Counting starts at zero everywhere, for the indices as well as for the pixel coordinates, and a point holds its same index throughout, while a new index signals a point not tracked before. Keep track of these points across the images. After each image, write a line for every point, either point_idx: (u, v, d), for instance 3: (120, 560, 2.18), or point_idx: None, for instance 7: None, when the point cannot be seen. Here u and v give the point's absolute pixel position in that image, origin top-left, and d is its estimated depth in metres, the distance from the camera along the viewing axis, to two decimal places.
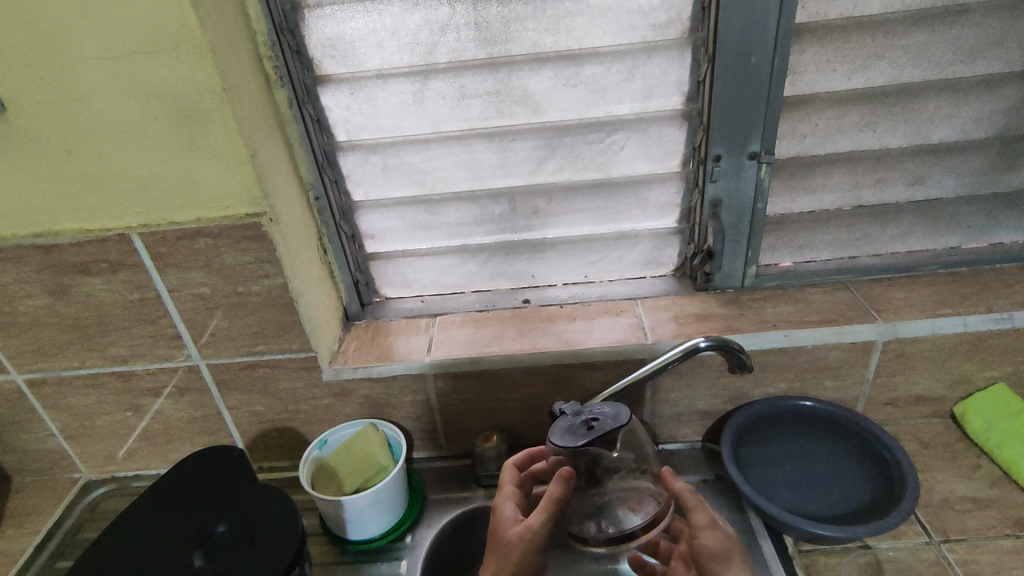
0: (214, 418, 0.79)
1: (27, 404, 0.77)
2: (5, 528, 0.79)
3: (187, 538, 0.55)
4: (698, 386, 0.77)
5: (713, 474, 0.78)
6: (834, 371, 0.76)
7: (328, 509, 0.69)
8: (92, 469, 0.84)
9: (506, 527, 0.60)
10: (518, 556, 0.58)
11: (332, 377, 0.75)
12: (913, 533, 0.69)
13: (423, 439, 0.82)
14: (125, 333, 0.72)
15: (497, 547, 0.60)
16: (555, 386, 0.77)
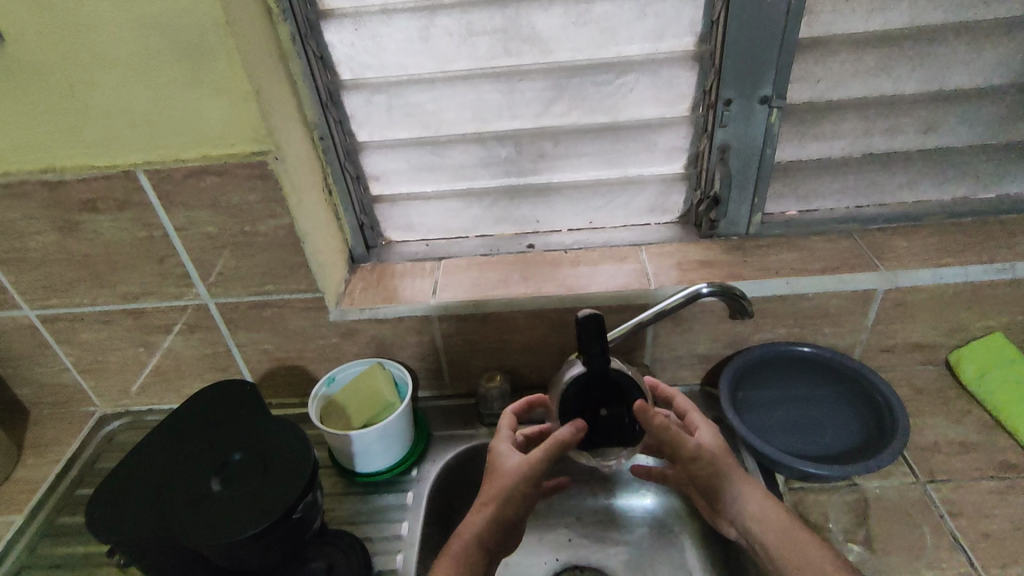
0: (223, 355, 0.81)
1: (41, 340, 0.79)
2: (26, 456, 0.82)
3: (188, 472, 0.51)
4: (698, 331, 0.78)
5: (710, 415, 0.81)
6: (833, 318, 0.77)
7: (338, 443, 0.71)
8: (108, 402, 0.87)
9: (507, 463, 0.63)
10: (516, 488, 0.60)
11: (339, 318, 0.77)
12: (901, 472, 0.71)
13: (427, 379, 0.84)
14: (134, 270, 0.72)
15: (494, 484, 0.61)
16: (557, 330, 0.78)
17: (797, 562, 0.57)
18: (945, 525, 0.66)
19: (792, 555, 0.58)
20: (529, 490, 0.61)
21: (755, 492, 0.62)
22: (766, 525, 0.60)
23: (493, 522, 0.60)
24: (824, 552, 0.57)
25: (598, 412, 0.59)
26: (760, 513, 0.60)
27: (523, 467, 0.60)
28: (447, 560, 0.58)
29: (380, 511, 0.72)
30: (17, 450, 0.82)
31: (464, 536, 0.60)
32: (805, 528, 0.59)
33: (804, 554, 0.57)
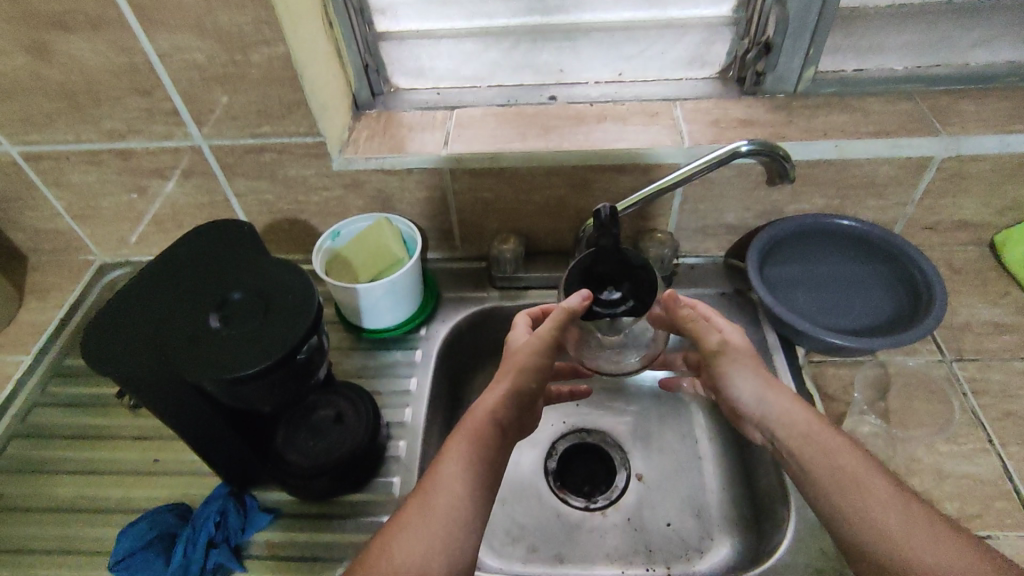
0: (222, 205, 0.76)
1: (28, 180, 0.74)
2: (28, 300, 0.81)
3: (184, 312, 0.48)
4: (730, 198, 0.72)
5: (732, 288, 0.77)
6: (879, 189, 0.71)
7: (344, 297, 0.68)
8: (107, 251, 0.84)
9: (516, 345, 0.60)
10: (528, 363, 0.56)
11: (342, 167, 0.71)
12: (928, 351, 0.69)
13: (437, 240, 0.80)
14: (117, 104, 0.66)
15: (504, 363, 0.58)
16: (578, 190, 0.73)
17: (823, 461, 0.51)
18: (968, 403, 0.64)
19: (817, 453, 0.52)
20: (536, 368, 0.57)
21: (783, 396, 0.56)
22: (793, 423, 0.54)
23: (512, 397, 0.55)
24: (854, 450, 0.52)
25: (599, 292, 0.53)
26: (785, 413, 0.55)
27: (535, 339, 0.57)
28: (461, 436, 0.53)
29: (388, 367, 0.71)
30: (18, 294, 0.80)
31: (477, 413, 0.54)
32: (834, 429, 0.54)
33: (833, 453, 0.52)
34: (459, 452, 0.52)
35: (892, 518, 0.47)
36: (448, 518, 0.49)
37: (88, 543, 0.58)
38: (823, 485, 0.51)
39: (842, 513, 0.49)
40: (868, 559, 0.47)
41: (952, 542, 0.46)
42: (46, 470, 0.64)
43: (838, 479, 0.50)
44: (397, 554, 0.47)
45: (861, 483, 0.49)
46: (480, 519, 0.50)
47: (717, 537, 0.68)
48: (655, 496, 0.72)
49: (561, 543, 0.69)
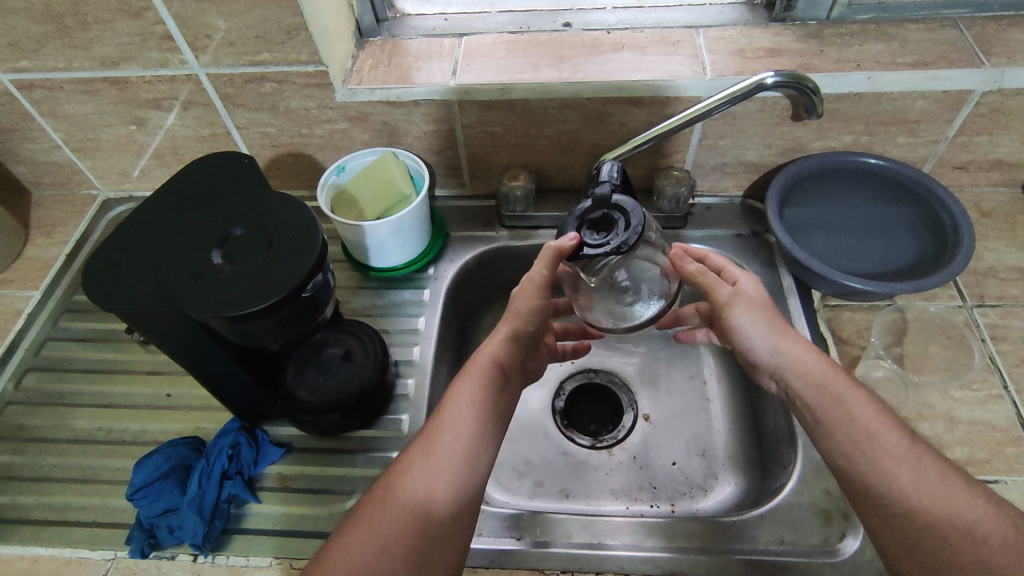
0: (224, 138, 0.74)
1: (23, 111, 0.72)
2: (34, 235, 0.80)
3: (185, 247, 0.47)
4: (752, 134, 0.69)
5: (748, 229, 0.75)
6: (912, 126, 0.67)
7: (351, 235, 0.67)
8: (110, 185, 0.83)
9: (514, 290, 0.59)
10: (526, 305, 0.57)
11: (347, 99, 0.68)
12: (948, 296, 0.67)
13: (445, 176, 0.77)
14: (109, 29, 0.62)
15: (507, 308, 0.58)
16: (592, 125, 0.69)
17: (834, 411, 0.51)
18: (986, 349, 0.63)
19: (830, 403, 0.51)
20: (532, 310, 0.57)
21: (798, 346, 0.54)
22: (804, 372, 0.53)
23: (511, 341, 0.56)
24: (868, 400, 0.51)
25: (587, 233, 0.52)
26: (798, 362, 0.54)
27: (528, 282, 0.57)
28: (465, 378, 0.53)
29: (396, 306, 0.71)
30: (23, 228, 0.79)
31: (482, 357, 0.55)
32: (849, 378, 0.53)
33: (847, 402, 0.51)
34: (465, 392, 0.52)
35: (903, 471, 0.47)
36: (453, 455, 0.49)
37: (108, 473, 0.60)
38: (837, 438, 0.50)
39: (852, 466, 0.49)
40: (877, 512, 0.47)
41: (961, 495, 0.46)
42: (62, 401, 0.65)
43: (851, 430, 0.49)
44: (401, 490, 0.48)
45: (874, 436, 0.49)
46: (485, 456, 0.51)
47: (721, 476, 0.68)
48: (661, 435, 0.72)
49: (567, 479, 0.70)
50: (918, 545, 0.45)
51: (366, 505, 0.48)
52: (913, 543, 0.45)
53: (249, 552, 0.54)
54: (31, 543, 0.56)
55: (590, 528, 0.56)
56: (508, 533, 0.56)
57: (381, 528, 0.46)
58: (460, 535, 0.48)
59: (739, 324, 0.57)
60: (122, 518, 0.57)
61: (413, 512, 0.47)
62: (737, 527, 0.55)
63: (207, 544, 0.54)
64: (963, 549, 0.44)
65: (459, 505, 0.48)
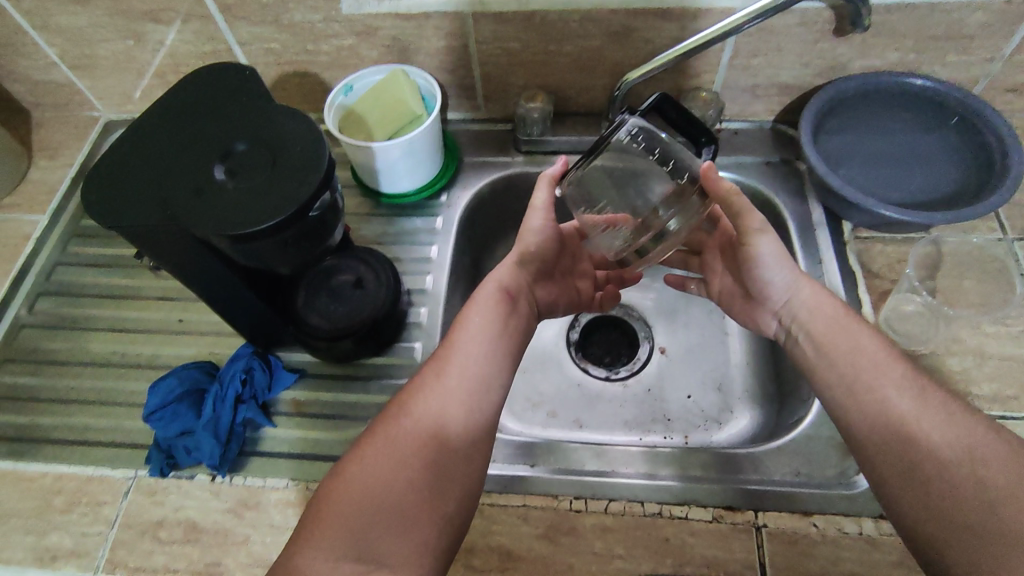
0: (225, 54, 0.70)
1: (15, 23, 0.68)
2: (37, 158, 0.78)
3: (185, 164, 0.44)
4: (789, 51, 0.64)
5: (778, 157, 0.71)
6: (965, 42, 0.62)
7: (360, 158, 0.64)
8: (111, 107, 0.80)
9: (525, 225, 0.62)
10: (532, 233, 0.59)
11: (354, 11, 0.63)
12: (987, 229, 0.64)
13: (458, 98, 0.74)
14: None
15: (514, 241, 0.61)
16: (616, 41, 0.64)
17: (844, 340, 0.51)
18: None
19: (842, 338, 0.51)
20: (540, 239, 0.60)
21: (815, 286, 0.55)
22: (816, 306, 0.54)
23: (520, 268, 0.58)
24: (874, 335, 0.51)
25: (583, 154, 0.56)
26: (809, 296, 0.54)
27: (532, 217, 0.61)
28: (475, 303, 0.54)
29: (407, 234, 0.69)
30: (26, 151, 0.77)
31: (489, 284, 0.56)
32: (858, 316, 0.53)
33: (854, 335, 0.51)
34: (476, 315, 0.53)
35: (903, 396, 0.47)
36: (463, 372, 0.50)
37: (124, 396, 0.60)
38: (842, 370, 0.50)
39: (845, 405, 0.49)
40: (872, 439, 0.46)
41: (962, 421, 0.44)
42: (75, 326, 0.65)
43: (856, 362, 0.49)
44: (414, 410, 0.48)
45: (879, 365, 0.49)
46: (497, 374, 0.51)
47: (737, 410, 0.68)
48: (676, 368, 0.72)
49: (580, 409, 0.70)
50: (913, 471, 0.44)
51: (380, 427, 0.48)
52: (909, 468, 0.44)
53: (265, 474, 0.55)
54: (53, 462, 0.57)
55: (604, 457, 0.56)
56: (522, 460, 0.56)
57: (397, 446, 0.46)
58: (477, 450, 0.48)
59: (761, 254, 0.55)
60: (140, 440, 0.58)
61: (428, 429, 0.47)
62: (752, 459, 0.55)
63: (224, 465, 0.54)
64: (961, 470, 0.42)
65: (473, 422, 0.48)
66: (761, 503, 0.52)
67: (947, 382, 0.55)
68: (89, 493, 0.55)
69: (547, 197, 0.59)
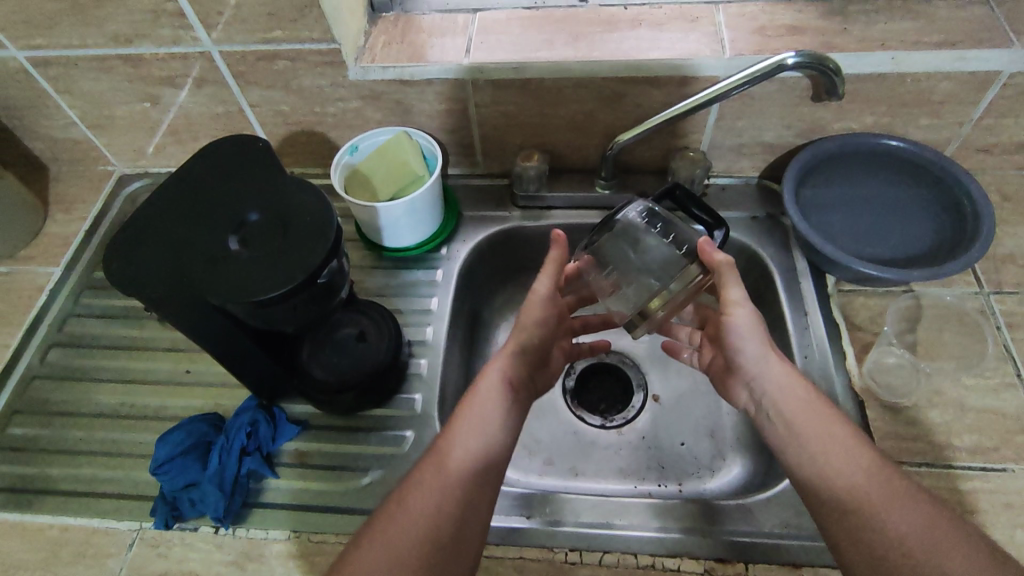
0: (237, 115, 0.74)
1: (39, 87, 0.72)
2: (53, 211, 0.81)
3: (204, 234, 0.47)
4: (772, 115, 0.67)
5: (764, 211, 0.74)
6: (935, 108, 0.65)
7: (364, 215, 0.67)
8: (126, 162, 0.83)
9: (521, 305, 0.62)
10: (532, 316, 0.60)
11: (360, 77, 0.67)
12: (965, 282, 0.67)
13: (458, 155, 0.77)
14: (121, 6, 0.62)
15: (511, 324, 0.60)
16: (607, 105, 0.68)
17: (817, 425, 0.52)
18: (1000, 337, 0.62)
19: (814, 426, 0.52)
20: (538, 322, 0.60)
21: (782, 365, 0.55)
22: (786, 389, 0.54)
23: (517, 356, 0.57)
24: (843, 421, 0.52)
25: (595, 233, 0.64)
26: (779, 376, 0.55)
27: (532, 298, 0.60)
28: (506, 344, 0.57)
29: (409, 286, 0.71)
30: (43, 204, 0.80)
31: (491, 376, 0.55)
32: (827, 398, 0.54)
33: (825, 424, 0.52)
34: (494, 372, 0.56)
35: (872, 486, 0.48)
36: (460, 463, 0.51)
37: (131, 447, 0.62)
38: (813, 456, 0.51)
39: (815, 486, 0.50)
40: (841, 523, 0.48)
41: (928, 515, 0.46)
42: (85, 377, 0.67)
43: (826, 445, 0.51)
44: (410, 502, 0.49)
45: (849, 450, 0.50)
46: (504, 439, 0.53)
47: (729, 458, 0.69)
48: (669, 416, 0.73)
49: (575, 457, 0.71)
50: (880, 559, 0.45)
51: (380, 516, 0.49)
52: (876, 555, 0.45)
53: (267, 525, 0.56)
54: (60, 513, 0.58)
55: (601, 508, 0.57)
56: (518, 511, 0.57)
57: (395, 537, 0.47)
58: (479, 508, 0.49)
59: (733, 327, 0.56)
60: (145, 491, 0.59)
61: (424, 521, 0.48)
62: (743, 509, 0.56)
63: (228, 517, 0.56)
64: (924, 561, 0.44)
65: (468, 514, 0.49)
66: (750, 555, 0.53)
67: (929, 433, 0.57)
68: (95, 545, 0.56)
69: (548, 283, 0.59)
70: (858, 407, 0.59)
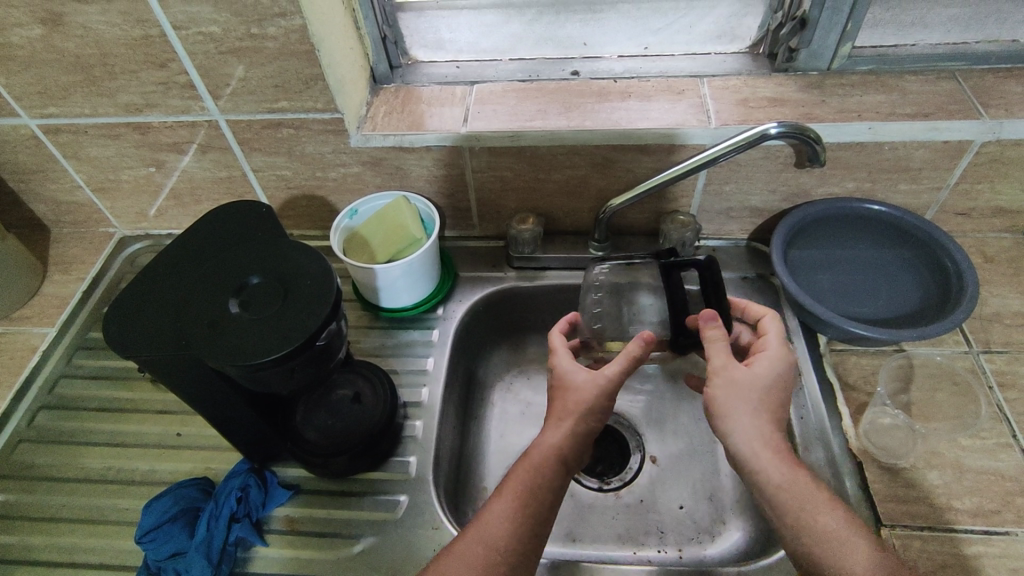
0: (239, 180, 0.76)
1: (48, 153, 0.74)
2: (52, 272, 0.81)
3: (203, 297, 0.48)
4: (758, 180, 0.70)
5: (753, 272, 0.76)
6: (913, 174, 0.68)
7: (362, 277, 0.68)
8: (127, 225, 0.85)
9: (574, 381, 0.57)
10: (595, 401, 0.55)
11: (361, 144, 0.70)
12: (954, 342, 0.68)
13: (455, 218, 0.79)
14: (134, 78, 0.64)
15: (563, 403, 0.56)
16: (600, 170, 0.71)
17: (803, 511, 0.50)
18: (993, 396, 0.63)
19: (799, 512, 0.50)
20: (596, 407, 0.55)
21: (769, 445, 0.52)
22: (760, 469, 0.51)
23: (576, 438, 0.55)
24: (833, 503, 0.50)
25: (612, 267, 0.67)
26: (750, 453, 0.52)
27: (597, 382, 0.56)
28: (569, 408, 0.56)
29: (405, 346, 0.72)
30: (42, 266, 0.81)
31: (551, 446, 0.54)
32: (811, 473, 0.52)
33: (818, 510, 0.50)
34: (552, 441, 0.54)
35: None
36: (504, 536, 0.50)
37: (117, 513, 0.60)
38: (802, 538, 0.49)
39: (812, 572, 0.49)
40: None
41: None
42: (73, 441, 0.66)
43: (817, 532, 0.49)
44: (454, 571, 0.48)
45: (844, 539, 0.48)
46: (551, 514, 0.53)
47: (729, 521, 0.68)
48: (667, 478, 0.72)
49: (573, 522, 0.69)
50: None
51: None
52: None
53: None
54: None
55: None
56: None
57: None
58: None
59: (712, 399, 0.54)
60: (129, 561, 0.57)
61: None
62: None
63: None
64: None
65: None
66: None
67: (930, 496, 0.56)
68: None
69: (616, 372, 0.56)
70: (855, 468, 0.59)
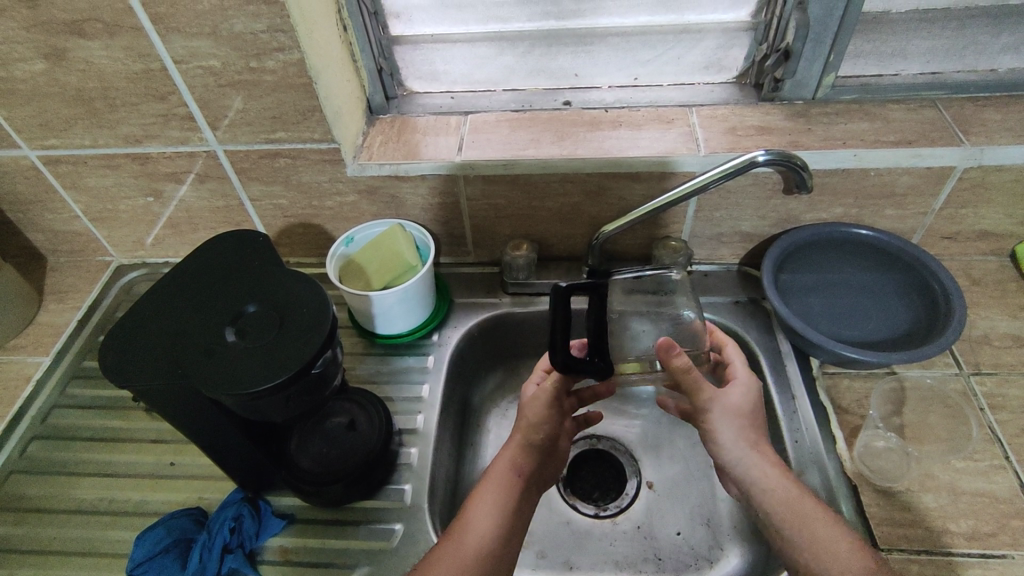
0: (236, 209, 0.77)
1: (47, 183, 0.75)
2: (47, 301, 0.81)
3: (200, 326, 0.49)
4: (748, 206, 0.71)
5: (745, 296, 0.77)
6: (898, 199, 0.70)
7: (358, 304, 0.69)
8: (124, 253, 0.85)
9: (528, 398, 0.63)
10: (541, 410, 0.60)
11: (357, 173, 0.71)
12: (944, 363, 0.68)
13: (450, 245, 0.80)
14: (134, 110, 0.66)
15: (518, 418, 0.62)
16: (592, 198, 0.72)
17: (801, 528, 0.52)
18: (985, 418, 0.63)
19: (791, 519, 0.52)
20: (545, 418, 0.60)
21: (761, 460, 0.56)
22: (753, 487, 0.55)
23: (530, 449, 0.59)
24: (829, 518, 0.52)
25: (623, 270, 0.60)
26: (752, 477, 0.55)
27: (540, 394, 0.61)
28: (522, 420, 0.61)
29: (400, 373, 0.72)
30: (37, 295, 0.81)
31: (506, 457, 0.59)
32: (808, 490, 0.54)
33: (809, 525, 0.52)
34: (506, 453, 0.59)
35: None
36: (476, 543, 0.52)
37: (107, 545, 0.60)
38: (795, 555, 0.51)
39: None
40: None
41: None
42: (64, 472, 0.65)
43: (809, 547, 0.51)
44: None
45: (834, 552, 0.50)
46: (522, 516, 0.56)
47: (727, 547, 0.67)
48: (664, 504, 0.72)
49: (570, 550, 0.69)
50: None
51: None
52: None
53: None
54: None
55: None
56: None
57: None
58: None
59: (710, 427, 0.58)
60: None
61: None
62: None
63: None
64: None
65: None
66: None
67: (926, 519, 0.56)
68: None
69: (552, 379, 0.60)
70: (851, 492, 0.59)
